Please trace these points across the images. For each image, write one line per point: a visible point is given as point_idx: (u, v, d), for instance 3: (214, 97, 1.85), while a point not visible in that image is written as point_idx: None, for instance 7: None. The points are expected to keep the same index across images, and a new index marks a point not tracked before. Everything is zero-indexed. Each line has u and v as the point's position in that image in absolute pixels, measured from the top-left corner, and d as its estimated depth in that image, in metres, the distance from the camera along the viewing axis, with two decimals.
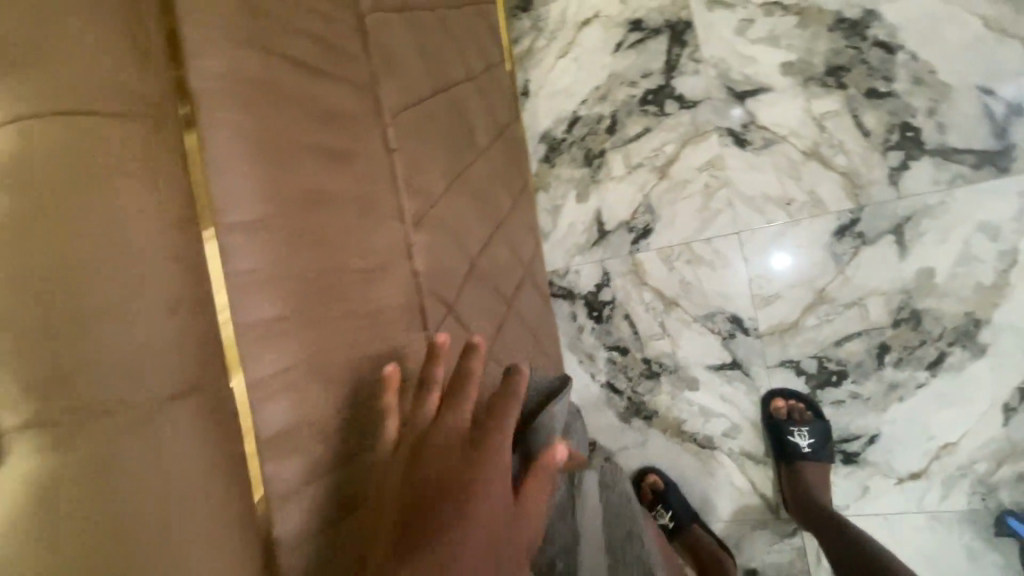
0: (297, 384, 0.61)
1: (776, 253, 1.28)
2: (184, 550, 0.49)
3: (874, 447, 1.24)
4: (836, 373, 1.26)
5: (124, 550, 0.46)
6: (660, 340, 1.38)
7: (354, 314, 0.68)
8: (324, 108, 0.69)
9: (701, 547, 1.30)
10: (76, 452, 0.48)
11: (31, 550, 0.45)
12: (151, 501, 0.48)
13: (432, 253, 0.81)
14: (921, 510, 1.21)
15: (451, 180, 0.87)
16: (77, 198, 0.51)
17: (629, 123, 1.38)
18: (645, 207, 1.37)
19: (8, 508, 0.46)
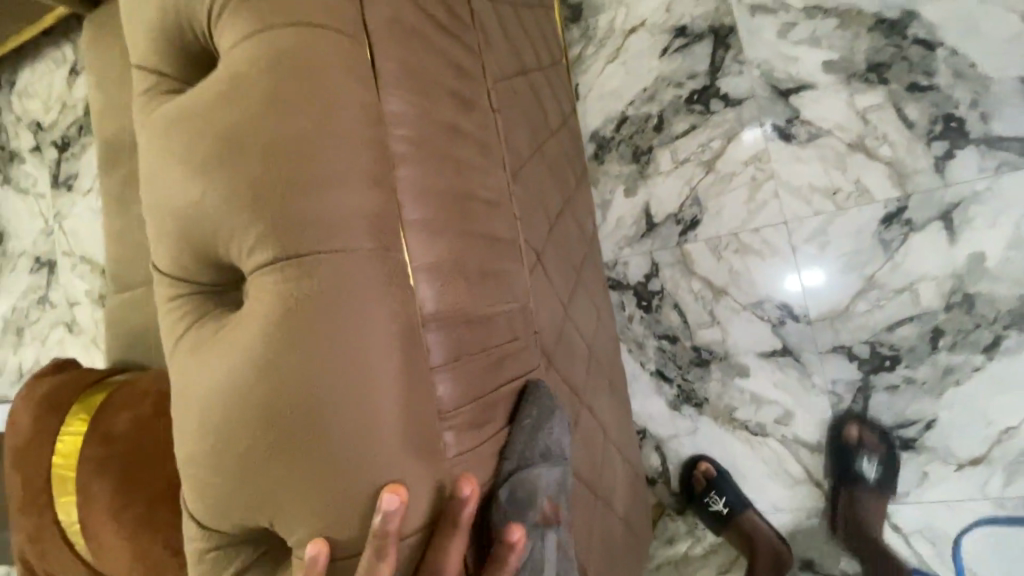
0: (446, 277, 0.72)
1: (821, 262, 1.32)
2: (371, 363, 0.64)
3: (932, 433, 1.24)
4: (889, 358, 1.27)
5: (336, 350, 0.64)
6: (709, 328, 1.41)
7: (472, 239, 0.77)
8: (455, 61, 0.80)
9: (754, 534, 1.30)
10: (302, 279, 0.65)
11: (280, 340, 0.64)
12: (351, 323, 0.64)
13: (523, 208, 0.89)
14: (983, 496, 1.20)
15: (531, 154, 0.94)
16: (298, 90, 0.67)
17: (675, 122, 1.45)
18: (692, 200, 1.44)
19: (265, 311, 0.66)
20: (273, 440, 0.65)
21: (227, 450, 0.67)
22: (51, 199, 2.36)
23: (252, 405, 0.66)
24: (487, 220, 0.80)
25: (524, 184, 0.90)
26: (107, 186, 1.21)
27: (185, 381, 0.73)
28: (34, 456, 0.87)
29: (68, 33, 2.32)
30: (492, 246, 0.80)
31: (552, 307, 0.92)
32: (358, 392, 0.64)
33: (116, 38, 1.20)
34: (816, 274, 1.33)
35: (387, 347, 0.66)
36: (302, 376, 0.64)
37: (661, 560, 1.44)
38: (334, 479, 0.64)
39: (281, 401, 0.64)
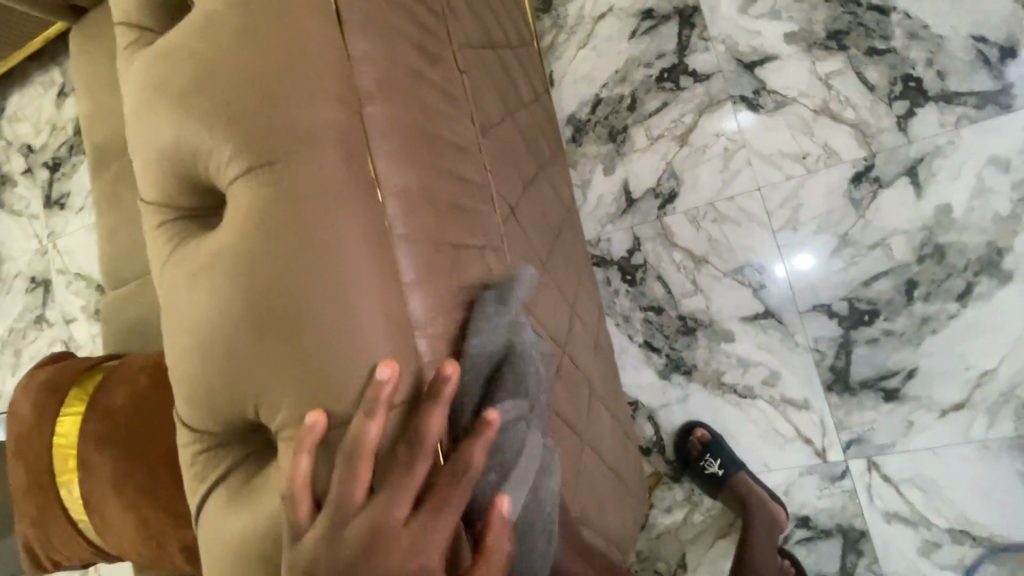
0: (415, 207, 0.73)
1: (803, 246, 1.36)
2: (344, 265, 0.68)
3: (914, 382, 1.27)
4: (868, 313, 1.31)
5: (312, 251, 0.69)
6: (693, 297, 1.45)
7: (447, 189, 0.78)
8: (417, 16, 0.82)
9: (748, 494, 1.32)
10: (278, 189, 0.70)
11: (263, 241, 0.70)
12: (324, 228, 0.69)
13: (499, 168, 0.92)
14: (968, 440, 1.23)
15: (505, 123, 0.98)
16: (272, 23, 0.73)
17: (647, 100, 1.50)
18: (669, 174, 1.48)
19: (246, 219, 0.72)
20: (256, 335, 0.69)
21: (217, 348, 0.72)
22: (45, 219, 2.39)
23: (236, 304, 0.71)
24: (456, 164, 0.81)
25: (495, 144, 0.92)
26: (98, 188, 1.24)
27: (174, 295, 0.78)
28: (37, 439, 0.90)
29: (56, 56, 2.37)
30: (463, 190, 0.81)
31: (534, 260, 0.95)
32: (334, 290, 0.68)
33: (102, 45, 1.24)
34: (803, 258, 1.36)
35: (361, 253, 0.69)
36: (280, 267, 0.69)
37: (661, 528, 1.45)
38: (316, 368, 0.68)
39: (263, 298, 0.69)
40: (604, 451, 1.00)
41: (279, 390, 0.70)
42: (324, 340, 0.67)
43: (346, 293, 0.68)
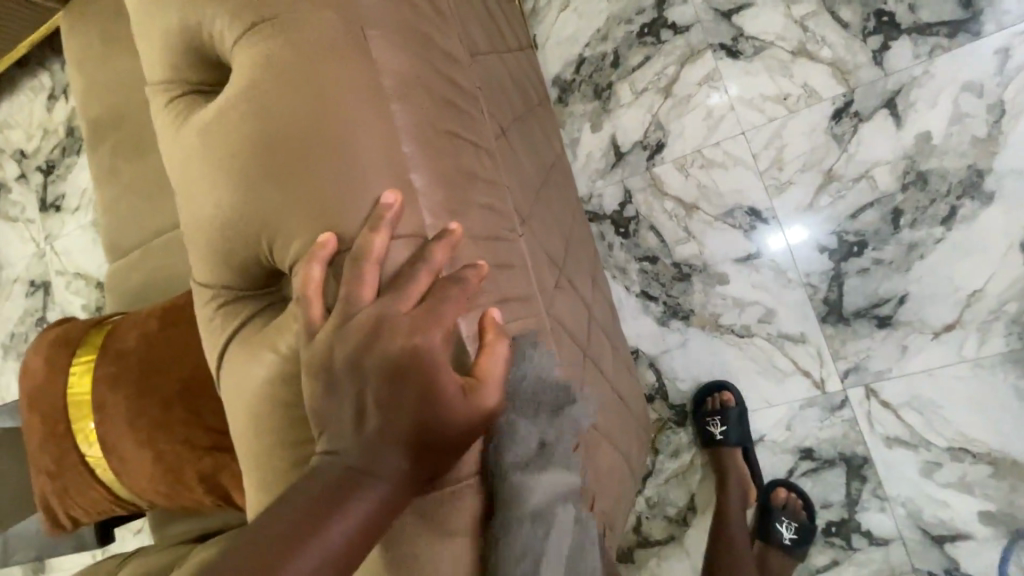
0: (408, 84, 0.77)
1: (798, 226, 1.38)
2: (343, 111, 0.72)
3: (906, 307, 1.30)
4: (857, 244, 1.34)
5: (310, 99, 0.73)
6: (686, 244, 1.47)
7: (440, 105, 0.81)
8: None
9: (732, 462, 1.38)
10: (278, 48, 0.75)
11: (264, 93, 0.75)
12: (322, 77, 0.73)
13: (489, 96, 0.94)
14: (962, 359, 1.26)
15: (491, 61, 1.01)
16: None
17: (630, 55, 1.54)
18: (655, 126, 1.51)
19: (248, 77, 0.76)
20: (264, 180, 0.74)
21: (226, 199, 0.76)
22: (41, 223, 2.41)
23: (243, 154, 0.75)
24: (448, 74, 0.84)
25: (481, 73, 0.95)
26: (97, 163, 1.26)
27: (182, 167, 0.83)
28: (53, 387, 0.97)
29: (42, 61, 2.39)
30: (453, 100, 0.84)
31: (524, 183, 0.98)
32: (333, 134, 0.72)
33: (91, 23, 1.26)
34: (796, 232, 1.39)
35: (359, 104, 0.73)
36: (282, 114, 0.73)
37: (668, 474, 1.48)
38: (318, 206, 0.71)
39: (267, 145, 0.74)
40: (606, 378, 1.02)
41: (281, 238, 0.74)
42: (324, 185, 0.71)
43: (345, 143, 0.72)
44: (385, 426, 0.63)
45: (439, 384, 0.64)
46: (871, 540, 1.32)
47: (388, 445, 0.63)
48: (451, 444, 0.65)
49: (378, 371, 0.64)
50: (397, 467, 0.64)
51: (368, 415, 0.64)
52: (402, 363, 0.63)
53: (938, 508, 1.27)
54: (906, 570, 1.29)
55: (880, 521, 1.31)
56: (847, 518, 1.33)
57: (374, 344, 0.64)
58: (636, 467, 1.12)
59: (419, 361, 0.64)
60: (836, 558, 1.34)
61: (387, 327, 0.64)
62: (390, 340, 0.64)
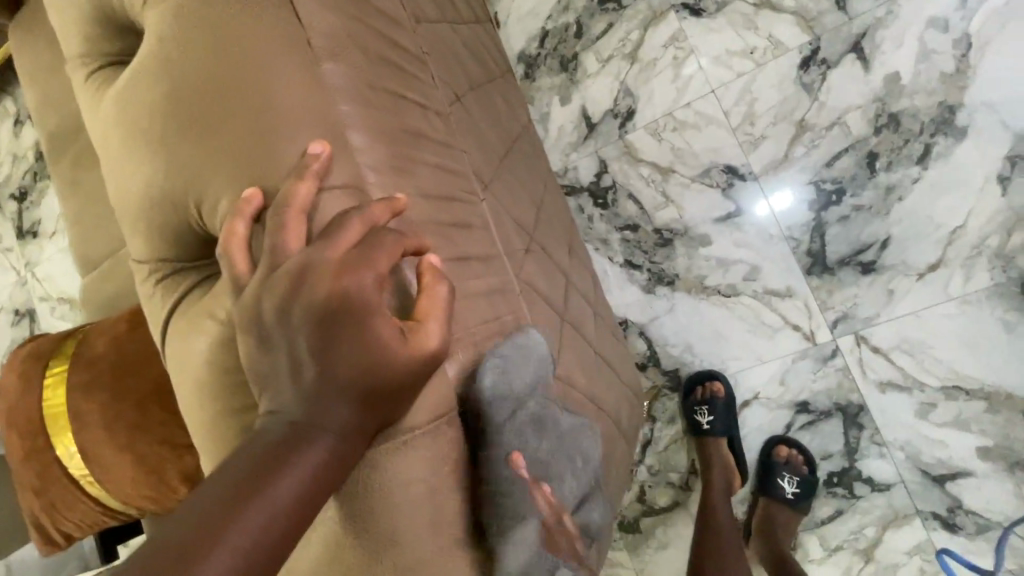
0: (340, 42, 0.75)
1: (783, 189, 1.37)
2: (261, 65, 0.71)
3: (888, 251, 1.29)
4: (835, 192, 1.33)
5: (229, 55, 0.72)
6: (665, 209, 1.46)
7: (383, 73, 0.79)
8: None
9: (718, 453, 1.36)
10: (194, 8, 0.75)
11: (182, 54, 0.74)
12: (239, 33, 0.72)
13: (441, 63, 0.93)
14: (948, 297, 1.25)
15: (444, 34, 0.99)
16: None
17: (592, 24, 1.52)
18: (624, 92, 1.49)
19: (166, 39, 0.76)
20: (189, 139, 0.73)
21: (154, 163, 0.76)
22: (20, 250, 2.38)
23: (165, 116, 0.75)
24: (390, 39, 0.83)
25: (433, 45, 0.93)
26: (59, 177, 1.24)
27: (108, 137, 0.82)
28: (26, 401, 0.96)
29: (5, 87, 2.35)
30: (398, 65, 0.82)
31: (485, 151, 0.96)
32: (252, 88, 0.71)
33: (39, 35, 1.23)
34: (782, 197, 1.37)
35: (279, 56, 0.72)
36: (201, 72, 0.73)
37: (667, 440, 1.48)
38: (242, 161, 0.71)
39: (189, 105, 0.73)
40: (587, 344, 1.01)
41: (210, 199, 0.73)
42: (248, 142, 0.71)
43: (268, 99, 0.71)
44: (324, 375, 0.59)
45: (374, 327, 0.60)
46: (873, 486, 1.31)
47: (330, 395, 0.60)
48: (397, 391, 0.62)
49: (310, 320, 0.60)
50: (344, 420, 0.60)
51: (305, 367, 0.60)
52: (335, 310, 0.59)
53: (936, 448, 1.27)
54: (910, 513, 1.29)
55: (880, 467, 1.31)
56: (848, 467, 1.33)
57: (303, 292, 0.60)
58: (629, 433, 1.12)
59: (354, 305, 0.60)
60: (839, 509, 1.34)
61: (315, 274, 0.60)
62: (319, 285, 0.60)
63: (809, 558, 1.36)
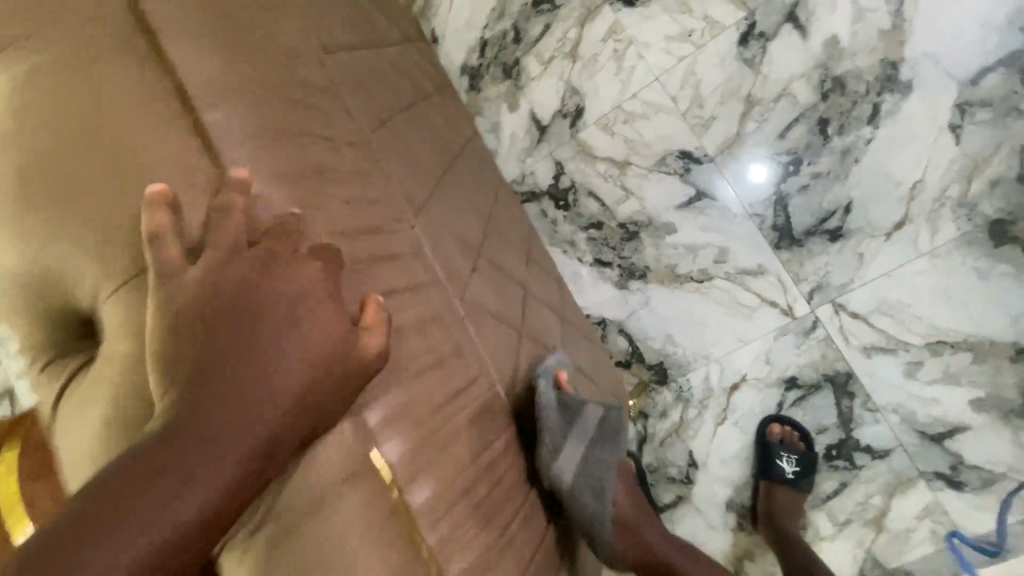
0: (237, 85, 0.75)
1: (753, 164, 1.34)
2: (132, 129, 0.70)
3: (852, 215, 1.28)
4: (792, 163, 1.31)
5: (97, 122, 0.71)
6: (627, 202, 1.44)
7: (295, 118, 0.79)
8: None
9: None
10: (53, 75, 0.72)
11: (46, 124, 0.72)
12: (106, 98, 0.71)
13: (362, 92, 0.94)
14: (919, 253, 1.24)
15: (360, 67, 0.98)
16: None
17: (529, 28, 1.51)
18: (570, 92, 1.48)
19: (25, 110, 0.73)
20: (63, 212, 0.71)
21: (27, 240, 0.72)
22: None
23: (34, 190, 0.72)
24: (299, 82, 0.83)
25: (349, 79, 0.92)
26: None
27: None
28: None
29: None
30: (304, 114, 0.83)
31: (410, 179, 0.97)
32: (126, 154, 0.70)
33: None
34: (756, 171, 1.34)
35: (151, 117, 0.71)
36: (70, 142, 0.71)
37: (662, 435, 1.45)
38: (122, 228, 0.69)
39: (60, 177, 0.71)
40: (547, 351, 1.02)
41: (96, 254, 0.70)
42: (127, 205, 0.69)
43: (147, 161, 0.69)
44: (270, 379, 0.62)
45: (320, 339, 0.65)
46: (873, 454, 1.29)
47: (268, 402, 0.61)
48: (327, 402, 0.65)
49: (248, 321, 0.63)
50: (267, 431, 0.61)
51: (238, 368, 0.61)
52: (284, 313, 0.64)
53: (929, 407, 1.25)
54: (913, 477, 1.26)
55: (876, 434, 1.28)
56: (845, 438, 1.31)
57: (246, 300, 0.63)
58: None
59: (298, 315, 0.65)
60: (842, 482, 1.31)
61: (263, 278, 0.65)
62: (263, 289, 0.64)
63: (818, 536, 1.33)
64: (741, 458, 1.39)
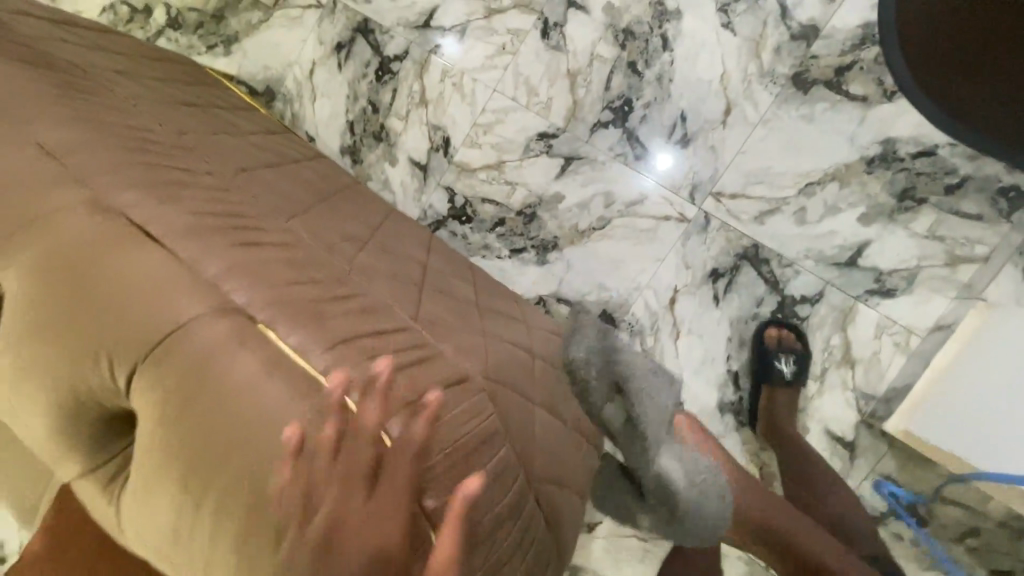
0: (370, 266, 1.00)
1: (657, 152, 1.50)
2: (121, 258, 0.73)
3: (689, 121, 1.47)
4: (625, 105, 1.52)
5: (28, 230, 0.75)
6: (516, 192, 1.62)
7: (335, 229, 1.05)
8: (322, 187, 1.17)
9: None
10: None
11: None
12: (35, 219, 0.75)
13: (440, 258, 1.18)
14: (753, 124, 1.42)
15: (372, 207, 1.23)
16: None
17: (382, 97, 1.75)
18: (433, 130, 1.70)
19: None
20: (12, 321, 0.74)
21: (25, 347, 0.72)
22: None
23: None
24: (249, 182, 1.02)
25: (385, 232, 1.15)
26: None
27: None
28: None
29: None
30: (199, 160, 0.97)
31: (500, 317, 1.09)
32: (67, 262, 0.73)
33: None
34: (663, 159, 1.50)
35: (96, 230, 0.75)
36: (10, 305, 0.74)
37: None
38: (92, 320, 0.71)
39: (16, 306, 0.74)
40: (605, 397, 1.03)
41: (68, 222, 0.75)
42: (76, 300, 0.71)
43: (123, 271, 0.72)
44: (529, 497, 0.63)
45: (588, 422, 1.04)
46: (811, 302, 1.39)
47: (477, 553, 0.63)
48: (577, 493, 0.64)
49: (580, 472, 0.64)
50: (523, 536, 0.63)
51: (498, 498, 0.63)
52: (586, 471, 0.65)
53: (830, 240, 1.38)
54: (852, 304, 1.37)
55: (804, 283, 1.39)
56: (782, 299, 1.41)
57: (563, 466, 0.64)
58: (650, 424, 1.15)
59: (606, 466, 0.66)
60: (802, 338, 1.39)
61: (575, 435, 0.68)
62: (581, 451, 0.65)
63: (809, 397, 1.39)
64: (709, 360, 1.46)
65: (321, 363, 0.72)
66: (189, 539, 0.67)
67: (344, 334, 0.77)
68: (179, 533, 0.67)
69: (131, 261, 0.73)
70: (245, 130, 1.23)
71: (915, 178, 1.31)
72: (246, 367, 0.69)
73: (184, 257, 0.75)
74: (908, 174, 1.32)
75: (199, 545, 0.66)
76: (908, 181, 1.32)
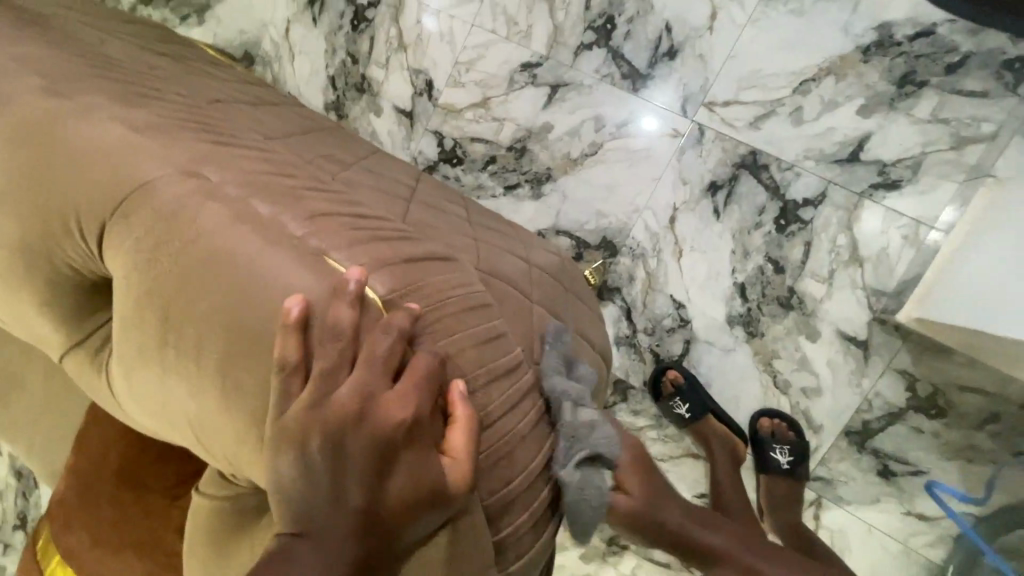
0: (359, 185, 0.99)
1: (643, 67, 1.46)
2: (81, 133, 0.75)
3: (675, 31, 1.42)
4: (607, 22, 1.47)
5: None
6: (504, 127, 1.59)
7: (318, 155, 1.03)
8: (305, 124, 1.16)
9: (711, 430, 1.40)
10: None
11: None
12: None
13: (429, 185, 1.16)
14: (741, 26, 1.37)
15: (357, 143, 1.22)
16: None
17: (360, 47, 1.72)
18: (415, 74, 1.67)
19: None
20: None
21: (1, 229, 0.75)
22: None
23: None
24: (230, 114, 1.01)
25: (371, 162, 1.13)
26: None
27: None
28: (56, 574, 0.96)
29: None
30: (177, 96, 0.96)
31: (489, 229, 1.09)
32: (32, 136, 0.75)
33: None
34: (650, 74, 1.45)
35: (59, 113, 0.76)
36: None
37: (640, 297, 1.52)
38: (54, 189, 0.72)
39: None
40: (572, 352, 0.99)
41: (25, 109, 0.77)
42: (40, 173, 0.73)
43: (83, 144, 0.74)
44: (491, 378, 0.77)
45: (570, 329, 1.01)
46: (814, 204, 1.36)
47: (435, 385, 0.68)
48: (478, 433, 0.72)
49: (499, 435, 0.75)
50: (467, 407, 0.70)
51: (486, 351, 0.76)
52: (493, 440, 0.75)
53: (829, 137, 1.33)
54: (857, 201, 1.33)
55: (807, 185, 1.36)
56: (784, 205, 1.37)
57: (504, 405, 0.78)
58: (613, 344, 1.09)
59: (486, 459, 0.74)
60: (807, 241, 1.36)
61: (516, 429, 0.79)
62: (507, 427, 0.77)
63: (818, 300, 1.37)
64: (714, 274, 1.44)
65: (301, 230, 0.72)
66: (174, 378, 0.69)
67: (322, 208, 0.76)
68: (161, 373, 0.70)
69: (87, 135, 0.74)
70: (223, 78, 1.21)
71: (915, 60, 1.26)
72: (213, 217, 0.69)
73: (152, 146, 0.75)
74: (907, 58, 1.26)
75: (181, 386, 0.69)
76: (907, 66, 1.26)
